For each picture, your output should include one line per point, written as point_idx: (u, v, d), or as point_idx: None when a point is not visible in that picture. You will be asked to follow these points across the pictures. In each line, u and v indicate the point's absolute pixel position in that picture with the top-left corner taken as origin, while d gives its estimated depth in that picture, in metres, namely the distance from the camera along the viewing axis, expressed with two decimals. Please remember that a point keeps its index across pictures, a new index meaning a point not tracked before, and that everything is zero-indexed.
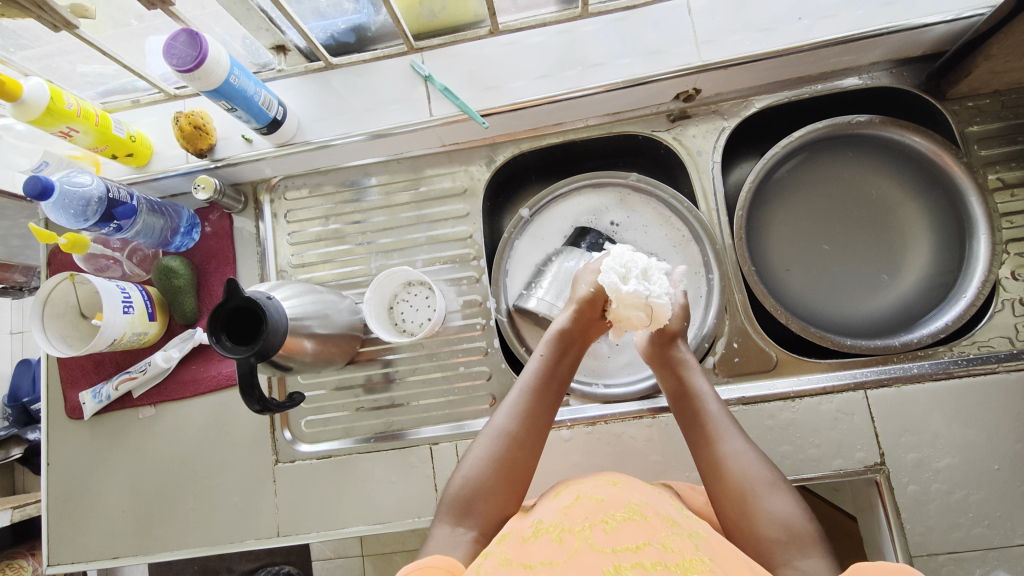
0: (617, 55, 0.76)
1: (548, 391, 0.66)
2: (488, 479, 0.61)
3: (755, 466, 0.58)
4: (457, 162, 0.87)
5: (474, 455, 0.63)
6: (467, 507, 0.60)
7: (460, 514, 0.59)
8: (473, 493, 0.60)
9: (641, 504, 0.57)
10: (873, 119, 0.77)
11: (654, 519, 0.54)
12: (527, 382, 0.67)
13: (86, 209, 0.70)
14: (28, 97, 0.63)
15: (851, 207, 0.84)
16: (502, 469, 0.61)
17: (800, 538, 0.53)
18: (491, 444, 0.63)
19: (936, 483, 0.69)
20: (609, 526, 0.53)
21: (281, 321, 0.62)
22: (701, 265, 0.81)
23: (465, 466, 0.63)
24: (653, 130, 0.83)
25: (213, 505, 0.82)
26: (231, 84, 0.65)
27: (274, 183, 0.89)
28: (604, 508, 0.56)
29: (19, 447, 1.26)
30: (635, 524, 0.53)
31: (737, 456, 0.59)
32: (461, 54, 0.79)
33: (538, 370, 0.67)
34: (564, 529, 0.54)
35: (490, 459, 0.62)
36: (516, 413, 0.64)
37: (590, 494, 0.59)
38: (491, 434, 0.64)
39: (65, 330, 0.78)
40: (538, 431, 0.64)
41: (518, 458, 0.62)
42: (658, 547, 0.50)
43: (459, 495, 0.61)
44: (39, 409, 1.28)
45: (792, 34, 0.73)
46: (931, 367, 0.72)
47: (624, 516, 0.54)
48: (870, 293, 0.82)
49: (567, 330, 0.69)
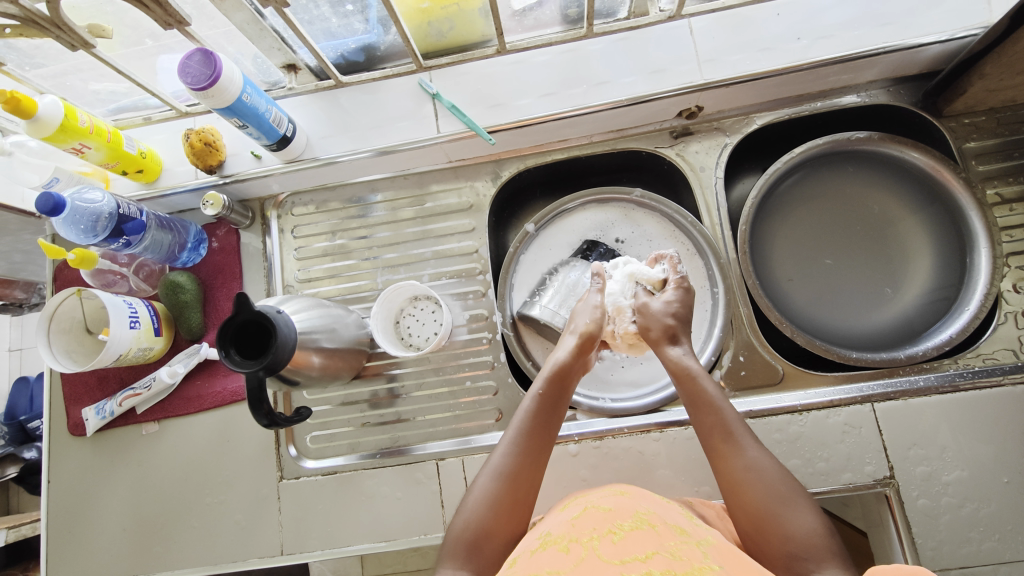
0: (620, 74, 0.77)
1: (545, 425, 0.65)
2: (490, 518, 0.59)
3: (773, 483, 0.58)
4: (462, 178, 0.88)
5: (475, 495, 0.61)
6: (473, 545, 0.58)
7: (465, 554, 0.58)
8: (478, 530, 0.59)
9: (649, 514, 0.57)
10: (873, 135, 0.79)
11: (662, 528, 0.54)
12: (521, 420, 0.65)
13: (95, 224, 0.71)
14: (43, 114, 0.65)
15: (853, 221, 0.85)
16: (503, 508, 0.60)
17: (817, 556, 0.53)
18: (490, 484, 0.61)
19: (946, 496, 0.69)
20: (617, 536, 0.52)
21: (291, 335, 0.63)
22: (706, 279, 0.82)
23: (466, 507, 0.61)
24: (656, 147, 0.85)
25: (216, 523, 0.81)
26: (243, 102, 0.66)
27: (281, 200, 0.90)
28: (611, 518, 0.55)
29: (14, 466, 1.21)
30: (643, 533, 0.52)
31: (756, 472, 0.59)
32: (469, 73, 0.80)
33: (532, 407, 0.66)
34: (572, 540, 0.53)
35: (491, 501, 0.60)
36: (510, 452, 0.63)
37: (598, 506, 0.59)
38: (491, 474, 0.62)
39: (71, 346, 0.78)
40: (537, 469, 0.63)
41: (519, 497, 0.61)
42: (666, 555, 0.49)
43: (463, 535, 0.59)
44: (36, 427, 1.27)
45: (792, 53, 0.74)
46: (938, 380, 0.73)
47: (633, 526, 0.54)
48: (874, 306, 0.82)
49: (562, 368, 0.68)
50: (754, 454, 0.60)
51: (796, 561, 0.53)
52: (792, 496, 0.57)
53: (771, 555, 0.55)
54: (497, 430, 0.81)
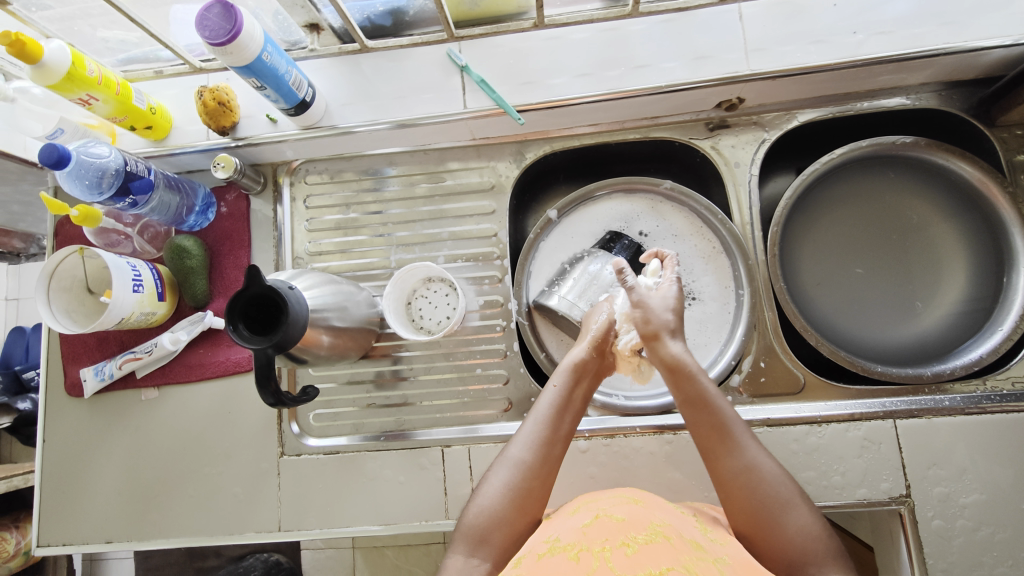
0: (661, 58, 0.73)
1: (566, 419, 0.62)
2: (504, 509, 0.58)
3: (771, 486, 0.55)
4: (484, 157, 0.84)
5: (490, 484, 0.59)
6: (482, 536, 0.56)
7: (474, 544, 0.56)
8: (489, 523, 0.57)
9: (664, 525, 0.55)
10: (919, 140, 0.75)
11: (677, 542, 0.52)
12: (545, 412, 0.62)
13: (101, 180, 0.67)
14: (49, 60, 0.60)
15: (888, 229, 0.82)
16: (517, 501, 0.58)
17: (817, 559, 0.52)
18: (506, 474, 0.59)
19: (961, 519, 0.68)
20: (630, 549, 0.51)
21: (302, 313, 0.60)
22: (731, 280, 0.79)
23: (481, 495, 0.59)
24: (690, 138, 0.81)
25: (213, 494, 0.80)
26: (263, 61, 0.62)
27: (295, 166, 0.86)
28: (625, 529, 0.54)
29: (8, 416, 1.21)
30: (658, 546, 0.51)
31: (757, 473, 0.55)
32: (501, 46, 0.76)
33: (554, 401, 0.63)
34: (582, 548, 0.52)
35: (506, 489, 0.58)
36: (531, 442, 0.61)
37: (610, 514, 0.57)
38: (506, 464, 0.60)
39: (71, 305, 0.76)
40: (554, 465, 0.61)
41: (533, 490, 0.59)
42: (681, 570, 0.47)
43: (474, 525, 0.57)
44: (31, 379, 1.25)
45: (845, 48, 0.70)
46: (962, 400, 0.71)
47: (647, 539, 0.52)
48: (902, 319, 0.79)
49: (583, 363, 0.65)
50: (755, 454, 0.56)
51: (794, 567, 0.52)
52: (792, 497, 0.55)
53: (768, 558, 0.54)
54: (506, 421, 0.79)
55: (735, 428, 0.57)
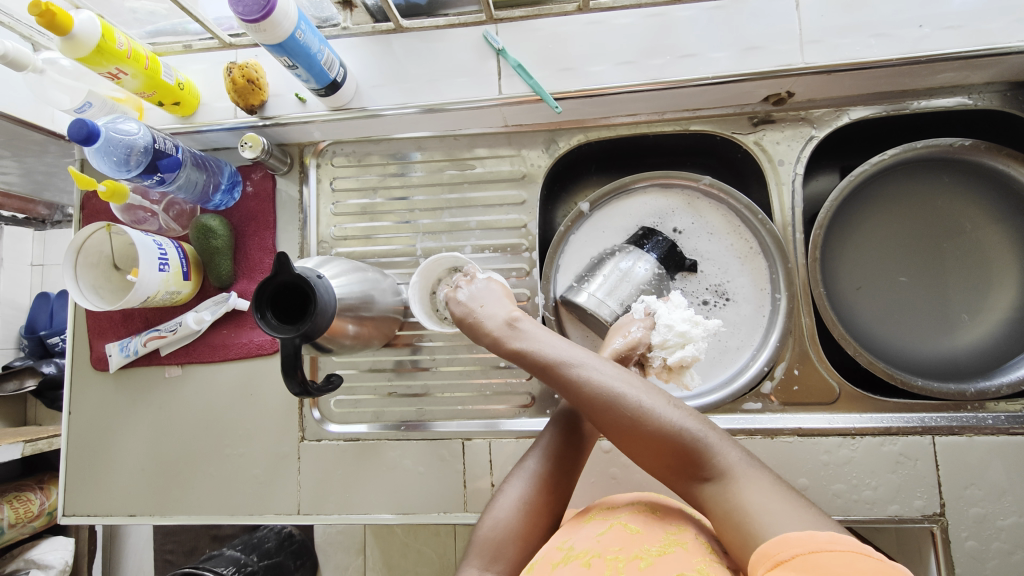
0: (710, 47, 0.69)
1: (580, 433, 0.63)
2: (520, 522, 0.57)
3: (625, 405, 0.52)
4: (515, 145, 0.81)
5: (507, 495, 0.59)
6: (497, 550, 0.56)
7: (489, 558, 0.56)
8: (504, 535, 0.57)
9: (679, 533, 0.54)
10: (979, 144, 0.71)
11: (692, 549, 0.51)
12: (557, 421, 0.64)
13: (128, 157, 0.66)
14: (79, 32, 0.59)
15: (936, 235, 0.78)
16: (534, 514, 0.58)
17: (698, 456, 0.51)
18: (523, 485, 0.59)
19: (996, 541, 0.66)
20: (645, 561, 0.49)
21: (330, 302, 0.59)
22: (768, 283, 0.76)
23: (497, 506, 0.59)
24: (733, 132, 0.77)
25: (234, 473, 0.80)
26: (296, 40, 0.60)
27: (321, 148, 0.84)
28: (640, 541, 0.53)
29: (33, 379, 1.24)
30: (673, 556, 0.49)
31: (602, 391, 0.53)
32: (540, 29, 0.72)
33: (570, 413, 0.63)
34: (595, 555, 0.51)
35: (523, 502, 0.58)
36: (546, 455, 0.61)
37: (625, 523, 0.56)
38: (524, 476, 0.60)
39: (98, 281, 0.75)
40: (568, 478, 0.61)
41: (548, 503, 0.59)
42: None
43: (490, 538, 0.57)
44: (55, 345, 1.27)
45: (908, 43, 0.66)
46: (1005, 419, 0.68)
47: (661, 550, 0.51)
48: (945, 331, 0.76)
49: None
50: (594, 376, 0.55)
51: (682, 469, 0.52)
52: (650, 399, 0.53)
53: (660, 470, 0.53)
54: (527, 416, 0.78)
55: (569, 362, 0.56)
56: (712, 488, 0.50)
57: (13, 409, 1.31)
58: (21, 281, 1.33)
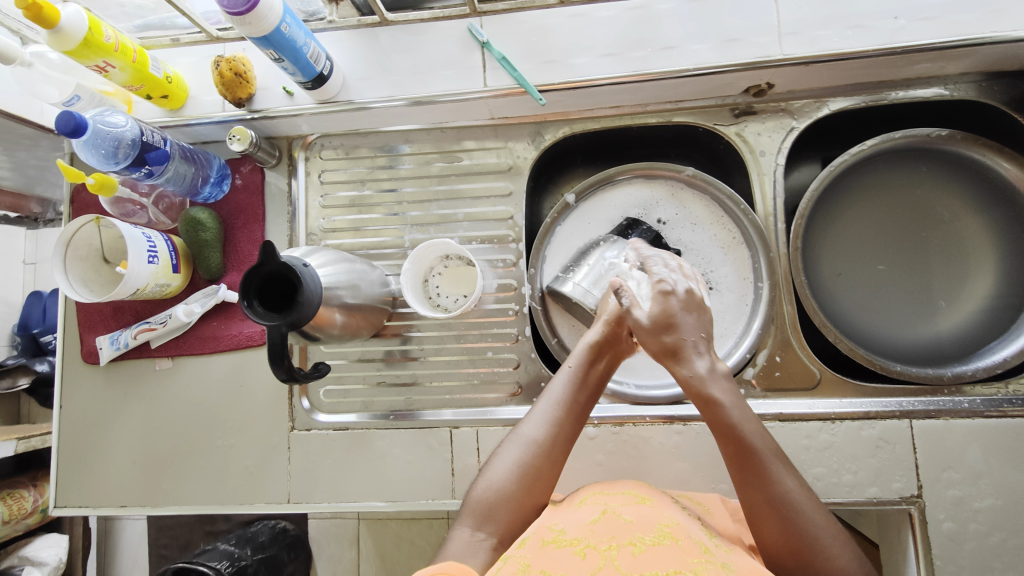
0: (690, 40, 0.70)
1: (581, 403, 0.64)
2: (512, 486, 0.60)
3: (805, 519, 0.53)
4: (502, 137, 0.82)
5: (501, 461, 0.61)
6: (489, 514, 0.59)
7: (480, 519, 0.59)
8: (496, 499, 0.59)
9: (673, 526, 0.55)
10: (955, 134, 0.72)
11: (685, 543, 0.52)
12: (559, 392, 0.64)
13: (117, 150, 0.66)
14: (65, 25, 0.59)
15: (917, 225, 0.79)
16: (526, 479, 0.60)
17: None
18: (518, 452, 0.61)
19: (974, 523, 0.67)
20: (637, 550, 0.51)
21: (316, 290, 0.60)
22: (751, 272, 0.78)
23: (490, 471, 0.62)
24: (715, 123, 0.78)
25: (225, 464, 0.81)
26: (282, 33, 0.60)
27: (310, 140, 0.85)
28: (632, 530, 0.54)
29: (26, 377, 1.24)
30: (665, 548, 0.51)
31: (788, 505, 0.53)
32: (523, 22, 0.73)
33: (570, 381, 0.64)
34: (589, 545, 0.53)
35: (516, 467, 0.60)
36: (545, 422, 0.62)
37: (619, 513, 0.58)
38: (518, 442, 0.62)
39: (87, 274, 0.76)
40: (564, 446, 0.62)
41: (542, 469, 0.61)
42: None
43: (482, 500, 0.60)
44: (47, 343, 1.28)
45: (885, 34, 0.67)
46: (981, 403, 0.69)
47: (654, 541, 0.52)
48: (923, 318, 0.77)
49: (599, 343, 0.65)
50: (790, 486, 0.54)
51: None
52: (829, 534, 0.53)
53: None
54: (515, 404, 0.79)
55: (766, 457, 0.55)
56: None
57: (7, 406, 1.32)
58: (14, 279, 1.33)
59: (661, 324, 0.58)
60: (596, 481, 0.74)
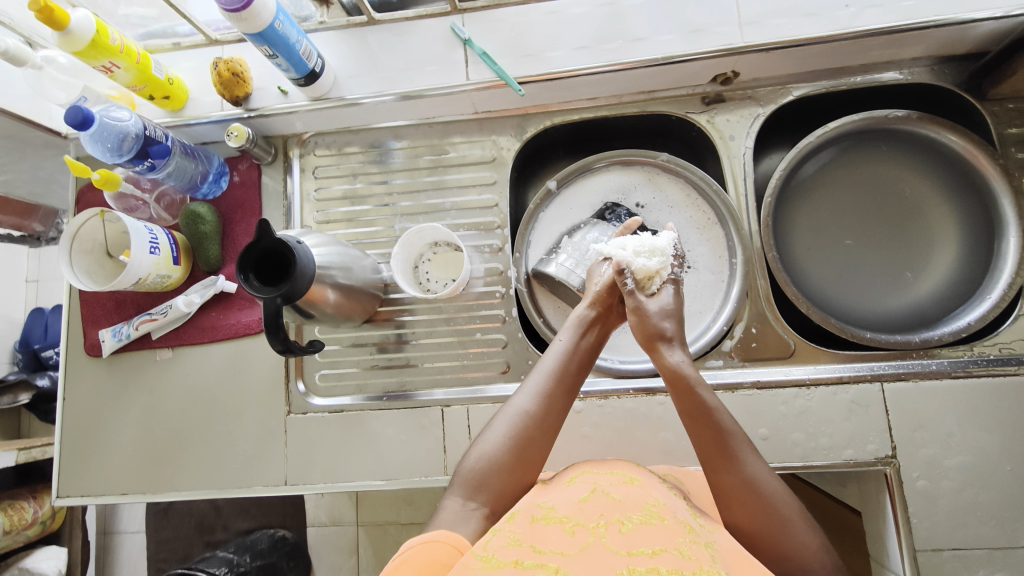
0: (657, 32, 0.75)
1: (570, 374, 0.66)
2: (503, 456, 0.62)
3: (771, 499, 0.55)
4: (486, 131, 0.87)
5: (494, 431, 0.64)
6: (480, 484, 0.61)
7: (472, 489, 0.61)
8: (487, 469, 0.61)
9: (659, 507, 0.56)
10: (911, 115, 0.76)
11: (671, 523, 0.53)
12: (551, 365, 0.66)
13: (121, 144, 0.71)
14: (74, 27, 0.64)
15: (880, 203, 0.83)
16: (516, 449, 0.62)
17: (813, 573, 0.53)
18: (509, 422, 0.63)
19: (946, 480, 0.69)
20: (625, 527, 0.52)
21: (309, 266, 0.64)
22: (725, 250, 0.81)
23: (482, 442, 0.64)
24: (686, 111, 0.83)
25: (224, 450, 0.83)
26: (276, 29, 0.65)
27: (304, 139, 0.89)
28: (621, 508, 0.55)
29: (27, 393, 1.26)
30: (652, 528, 0.52)
31: (759, 485, 0.55)
32: (502, 20, 0.79)
33: (561, 355, 0.67)
34: (577, 522, 0.53)
35: (508, 437, 0.62)
36: (534, 394, 0.64)
37: (607, 492, 0.58)
38: (510, 413, 0.64)
39: (91, 267, 0.80)
40: (555, 418, 0.65)
41: (533, 438, 0.63)
42: (675, 552, 0.48)
43: (473, 471, 0.62)
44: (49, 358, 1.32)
45: (838, 21, 0.72)
46: (949, 365, 0.73)
47: (642, 519, 0.53)
48: (890, 290, 0.81)
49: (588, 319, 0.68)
50: (756, 471, 0.56)
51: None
52: (793, 515, 0.55)
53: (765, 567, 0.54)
54: (504, 382, 0.82)
55: (735, 439, 0.57)
56: None
57: (7, 422, 1.34)
58: (17, 297, 1.38)
59: (665, 311, 0.64)
60: (584, 452, 0.76)
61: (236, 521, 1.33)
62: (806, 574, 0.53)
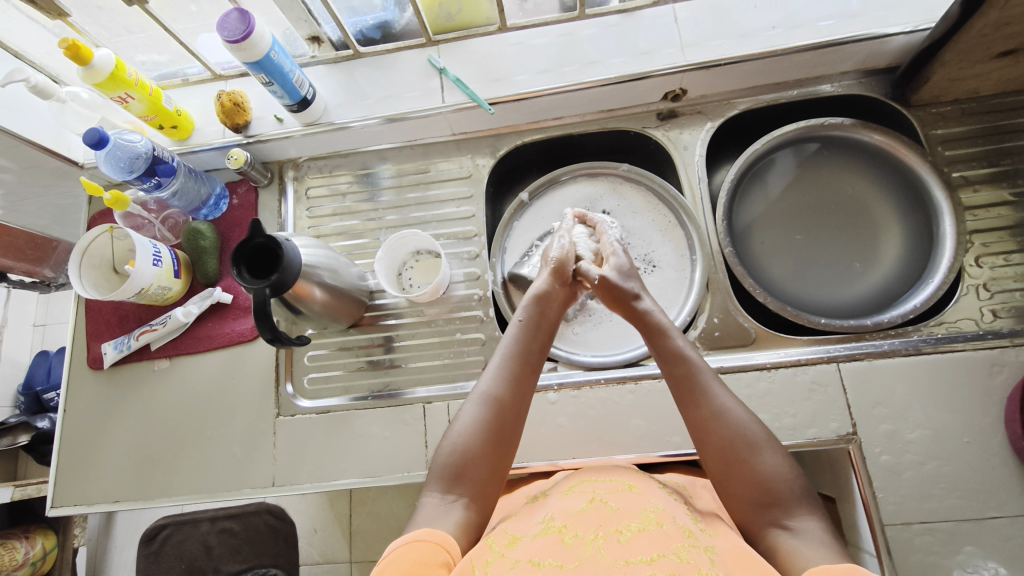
0: (609, 55, 0.85)
1: (529, 351, 0.72)
2: (476, 443, 0.64)
3: (739, 428, 0.63)
4: (464, 151, 0.95)
5: (463, 420, 0.66)
6: (457, 476, 0.63)
7: (449, 481, 0.63)
8: (464, 459, 0.64)
9: (657, 513, 0.59)
10: (844, 121, 0.84)
11: (669, 528, 0.56)
12: (510, 346, 0.72)
13: (133, 162, 0.79)
14: (96, 63, 0.73)
15: (827, 203, 0.91)
16: (487, 434, 0.65)
17: (784, 500, 0.59)
18: (477, 407, 0.67)
19: (909, 453, 0.72)
20: (622, 537, 0.54)
21: (296, 263, 0.70)
22: (686, 248, 0.88)
23: (454, 433, 0.66)
24: (643, 127, 0.91)
25: (215, 455, 0.86)
26: (271, 59, 0.74)
27: (299, 163, 0.98)
28: (617, 519, 0.58)
29: (26, 434, 1.28)
30: (649, 534, 0.54)
31: (725, 415, 0.63)
32: (472, 51, 0.89)
33: (518, 331, 0.73)
34: (575, 534, 0.56)
35: (478, 422, 0.65)
36: (498, 378, 0.69)
37: (605, 501, 0.61)
38: (477, 399, 0.68)
39: (98, 280, 0.86)
40: (522, 400, 0.69)
41: (505, 423, 0.66)
42: (672, 557, 0.51)
43: (448, 461, 0.64)
44: (50, 398, 1.36)
45: (768, 40, 0.81)
46: (900, 344, 0.76)
47: (639, 527, 0.56)
48: (843, 280, 0.87)
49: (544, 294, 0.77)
50: (726, 405, 0.65)
51: (762, 500, 0.59)
52: (762, 443, 0.62)
53: (738, 494, 0.61)
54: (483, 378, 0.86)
55: (703, 376, 0.67)
56: (786, 532, 0.56)
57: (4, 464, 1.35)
58: (24, 340, 1.45)
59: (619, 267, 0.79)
60: (560, 441, 0.79)
61: (228, 563, 1.29)
62: (776, 495, 0.59)
